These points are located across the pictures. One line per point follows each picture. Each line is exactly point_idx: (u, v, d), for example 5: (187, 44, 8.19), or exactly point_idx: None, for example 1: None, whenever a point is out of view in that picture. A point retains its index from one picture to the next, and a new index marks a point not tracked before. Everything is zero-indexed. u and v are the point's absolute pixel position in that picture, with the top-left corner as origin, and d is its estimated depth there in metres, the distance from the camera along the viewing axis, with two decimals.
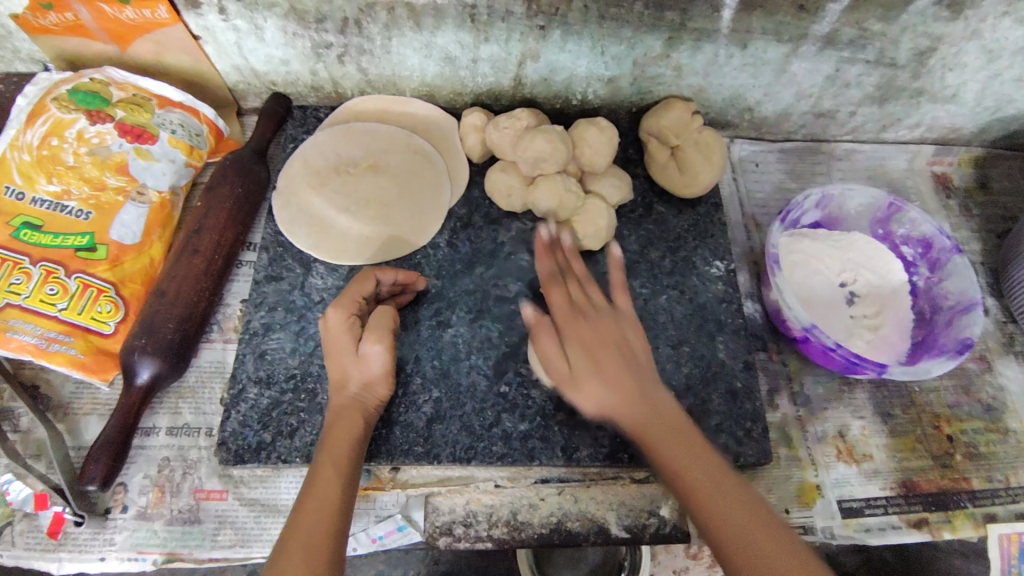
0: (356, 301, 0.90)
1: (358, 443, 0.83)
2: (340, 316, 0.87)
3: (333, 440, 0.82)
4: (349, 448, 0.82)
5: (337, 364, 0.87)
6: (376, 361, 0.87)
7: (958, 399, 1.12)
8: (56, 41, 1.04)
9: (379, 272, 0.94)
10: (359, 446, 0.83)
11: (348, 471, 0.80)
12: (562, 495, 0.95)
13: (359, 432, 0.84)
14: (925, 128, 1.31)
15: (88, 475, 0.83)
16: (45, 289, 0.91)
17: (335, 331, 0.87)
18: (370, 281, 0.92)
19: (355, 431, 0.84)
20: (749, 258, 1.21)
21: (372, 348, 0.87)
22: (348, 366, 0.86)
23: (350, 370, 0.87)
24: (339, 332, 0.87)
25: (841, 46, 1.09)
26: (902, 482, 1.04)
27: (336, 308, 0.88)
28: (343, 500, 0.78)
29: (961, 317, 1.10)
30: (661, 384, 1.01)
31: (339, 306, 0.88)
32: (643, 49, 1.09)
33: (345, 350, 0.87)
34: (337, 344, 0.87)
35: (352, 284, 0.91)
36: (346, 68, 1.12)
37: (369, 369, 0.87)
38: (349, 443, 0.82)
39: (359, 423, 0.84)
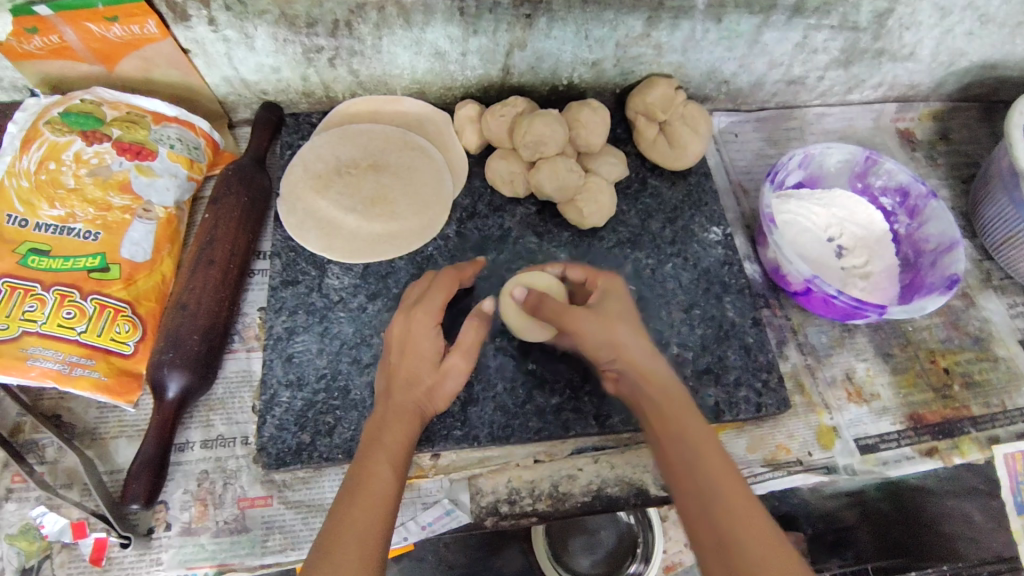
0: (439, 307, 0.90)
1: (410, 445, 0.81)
2: (427, 318, 0.88)
3: (389, 439, 0.80)
4: (402, 450, 0.80)
5: (410, 365, 0.85)
6: (455, 373, 0.89)
7: (949, 333, 1.20)
8: (41, 66, 1.02)
9: (458, 276, 0.97)
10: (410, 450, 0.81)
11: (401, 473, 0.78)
12: (598, 463, 0.98)
13: (412, 437, 0.82)
14: (887, 87, 1.39)
15: (132, 493, 0.82)
16: (62, 313, 0.90)
17: (419, 332, 0.87)
18: (452, 287, 0.94)
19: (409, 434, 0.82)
20: (742, 222, 1.26)
21: (456, 361, 0.88)
22: (425, 368, 0.86)
23: (425, 373, 0.86)
24: (426, 333, 0.87)
25: (808, 13, 1.16)
26: (910, 416, 1.11)
27: (428, 313, 0.88)
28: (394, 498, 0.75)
29: (944, 257, 1.17)
30: (679, 347, 1.05)
31: (428, 308, 0.89)
32: (624, 31, 1.13)
33: (424, 354, 0.86)
34: (418, 345, 0.87)
35: (437, 288, 0.92)
36: (337, 72, 1.13)
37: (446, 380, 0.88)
38: (403, 444, 0.80)
39: (414, 428, 0.83)
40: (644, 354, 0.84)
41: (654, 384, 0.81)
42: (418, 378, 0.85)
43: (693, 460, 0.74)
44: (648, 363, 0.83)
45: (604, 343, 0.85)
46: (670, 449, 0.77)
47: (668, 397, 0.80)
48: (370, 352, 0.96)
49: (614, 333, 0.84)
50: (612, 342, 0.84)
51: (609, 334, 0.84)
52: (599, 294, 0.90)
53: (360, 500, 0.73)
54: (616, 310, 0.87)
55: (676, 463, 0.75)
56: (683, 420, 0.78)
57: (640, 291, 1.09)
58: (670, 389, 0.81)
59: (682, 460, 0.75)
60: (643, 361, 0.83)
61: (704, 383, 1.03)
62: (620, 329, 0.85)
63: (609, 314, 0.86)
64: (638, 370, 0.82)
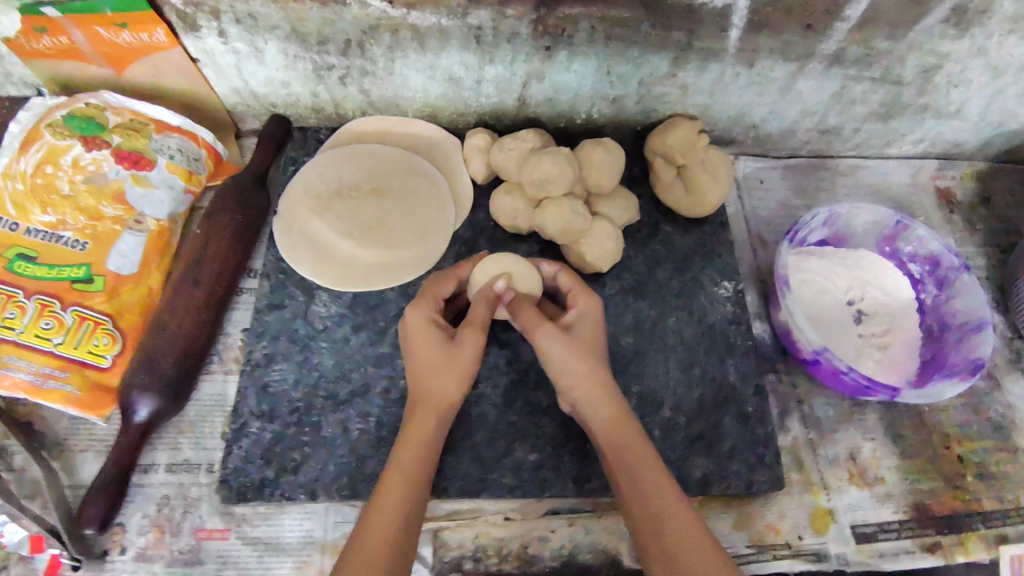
0: (434, 300, 0.88)
1: (429, 450, 0.79)
2: (422, 312, 0.85)
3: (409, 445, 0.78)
4: (416, 459, 0.77)
5: (421, 355, 0.83)
6: (470, 348, 0.82)
7: (968, 417, 1.12)
8: (50, 65, 1.01)
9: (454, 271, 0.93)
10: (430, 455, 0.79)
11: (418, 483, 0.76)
12: (572, 527, 0.95)
13: (430, 439, 0.79)
14: (929, 143, 1.30)
15: (87, 517, 0.82)
16: (40, 323, 0.89)
17: (417, 327, 0.84)
18: (449, 280, 0.91)
19: (427, 438, 0.79)
20: (756, 277, 1.20)
21: (466, 334, 0.82)
22: (437, 354, 0.82)
23: (439, 359, 0.82)
24: (425, 328, 0.84)
25: (848, 64, 1.08)
26: (915, 505, 1.04)
27: (421, 304, 0.86)
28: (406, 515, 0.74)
29: (971, 336, 1.09)
30: (672, 410, 1.00)
31: (420, 305, 0.86)
32: (649, 69, 1.07)
33: (433, 340, 0.83)
34: (423, 335, 0.83)
35: (432, 284, 0.90)
36: (348, 90, 1.09)
37: (465, 357, 0.82)
38: (420, 450, 0.78)
39: (430, 427, 0.80)
40: (598, 389, 0.84)
41: (606, 422, 0.84)
42: (434, 365, 0.82)
43: (649, 504, 0.78)
44: (600, 401, 0.84)
45: (567, 374, 0.85)
46: (626, 488, 0.80)
47: (625, 437, 0.83)
48: (347, 388, 0.94)
49: (576, 367, 0.84)
50: (573, 374, 0.85)
51: (572, 368, 0.84)
52: (575, 317, 0.89)
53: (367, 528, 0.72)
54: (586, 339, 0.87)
55: (633, 504, 0.80)
56: (637, 461, 0.81)
57: (638, 346, 1.04)
58: (625, 427, 0.83)
59: (637, 503, 0.79)
60: (596, 398, 0.84)
61: (694, 452, 0.98)
62: (585, 363, 0.84)
63: (577, 345, 0.86)
64: (590, 407, 0.84)
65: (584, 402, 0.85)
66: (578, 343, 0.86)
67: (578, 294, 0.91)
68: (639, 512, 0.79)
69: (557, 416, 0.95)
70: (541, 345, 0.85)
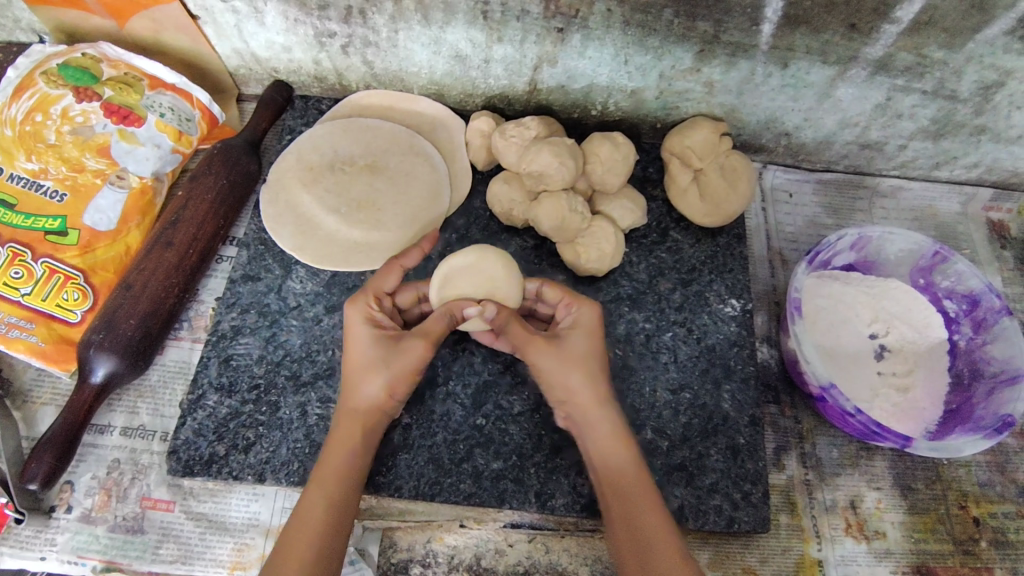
0: (377, 298, 0.84)
1: (356, 459, 0.77)
2: (360, 309, 0.82)
3: (331, 451, 0.77)
4: (341, 468, 0.76)
5: (354, 358, 0.80)
6: (412, 356, 0.79)
7: (991, 477, 1.00)
8: (55, 12, 1.00)
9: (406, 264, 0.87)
10: (357, 461, 0.77)
11: (338, 495, 0.74)
12: (532, 544, 0.88)
13: (357, 444, 0.78)
14: (984, 169, 1.17)
15: (29, 473, 0.79)
16: (11, 272, 0.89)
17: (354, 328, 0.81)
18: (393, 274, 0.85)
19: (353, 446, 0.78)
20: (769, 298, 1.10)
21: (409, 342, 0.78)
22: (370, 357, 0.79)
23: (374, 363, 0.79)
24: (362, 329, 0.81)
25: (895, 72, 0.97)
26: (916, 567, 0.93)
27: (358, 305, 0.82)
28: (327, 526, 0.72)
29: (1004, 388, 0.97)
30: (654, 432, 0.92)
31: (358, 300, 0.82)
32: (670, 61, 0.99)
33: (370, 345, 0.80)
34: (359, 337, 0.81)
35: (378, 279, 0.85)
36: (351, 60, 1.05)
37: (405, 363, 0.79)
38: (345, 459, 0.77)
39: (358, 435, 0.78)
40: (593, 403, 0.79)
41: (599, 437, 0.79)
42: (367, 367, 0.79)
43: (636, 523, 0.74)
44: (593, 417, 0.79)
45: (560, 387, 0.80)
46: (614, 507, 0.76)
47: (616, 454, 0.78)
48: (311, 370, 0.90)
49: (568, 381, 0.79)
50: (566, 388, 0.80)
51: (566, 377, 0.79)
52: (571, 323, 0.83)
53: (291, 537, 0.71)
54: (580, 351, 0.80)
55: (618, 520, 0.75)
56: (624, 483, 0.76)
57: (626, 359, 0.97)
58: (617, 445, 0.78)
59: (622, 521, 0.75)
60: (591, 414, 0.79)
61: (672, 481, 0.90)
62: (579, 374, 0.79)
63: (572, 355, 0.80)
64: (586, 423, 0.80)
65: (579, 419, 0.80)
66: (572, 354, 0.80)
67: (570, 303, 0.84)
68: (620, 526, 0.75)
69: (526, 424, 0.89)
70: (532, 357, 0.80)
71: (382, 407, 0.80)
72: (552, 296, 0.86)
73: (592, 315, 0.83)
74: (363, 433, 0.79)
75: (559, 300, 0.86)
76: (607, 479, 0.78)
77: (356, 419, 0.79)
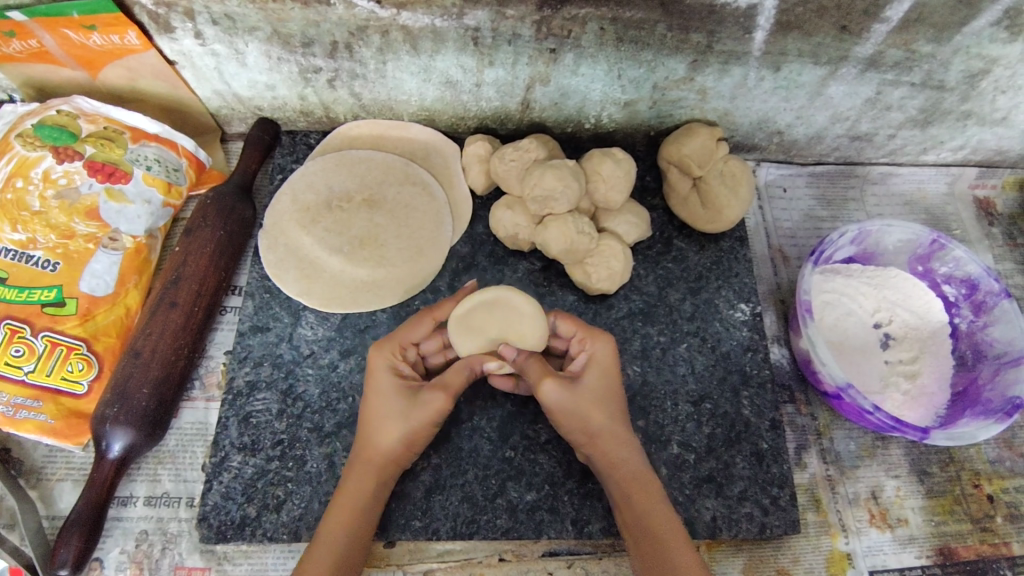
0: (402, 346, 0.84)
1: (363, 516, 0.77)
2: (384, 358, 0.82)
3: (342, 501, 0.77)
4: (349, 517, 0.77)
5: (373, 405, 0.80)
6: (434, 410, 0.79)
7: (1000, 453, 1.04)
8: (23, 68, 0.95)
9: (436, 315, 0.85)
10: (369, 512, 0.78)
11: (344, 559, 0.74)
12: (572, 569, 0.89)
13: (364, 502, 0.78)
14: (970, 150, 1.20)
15: (59, 558, 0.78)
16: (11, 350, 0.86)
17: (379, 375, 0.81)
18: (427, 322, 0.84)
19: (359, 503, 0.78)
20: (775, 297, 1.11)
21: (434, 395, 0.79)
22: (392, 406, 0.79)
23: (394, 413, 0.79)
24: (384, 377, 0.81)
25: (885, 68, 0.98)
26: (939, 550, 0.97)
27: (383, 352, 0.82)
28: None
29: (1009, 369, 1.00)
30: (679, 446, 0.93)
31: (384, 347, 0.82)
32: (664, 73, 0.98)
33: (391, 394, 0.80)
34: (382, 385, 0.81)
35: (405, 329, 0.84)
36: (338, 93, 1.01)
37: (423, 417, 0.78)
38: (352, 512, 0.77)
39: (370, 485, 0.78)
40: (616, 442, 0.81)
41: (624, 476, 0.80)
42: (386, 417, 0.79)
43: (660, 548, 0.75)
44: (616, 454, 0.80)
45: (578, 428, 0.80)
46: (641, 537, 0.77)
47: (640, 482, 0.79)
48: (333, 420, 0.89)
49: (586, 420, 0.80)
50: (586, 429, 0.80)
51: (584, 421, 0.80)
52: (585, 364, 0.83)
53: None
54: (595, 390, 0.81)
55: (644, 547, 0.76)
56: (653, 521, 0.77)
57: (645, 374, 0.97)
58: (643, 482, 0.79)
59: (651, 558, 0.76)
60: (616, 447, 0.81)
61: (703, 493, 0.92)
62: (599, 414, 0.80)
63: (587, 396, 0.80)
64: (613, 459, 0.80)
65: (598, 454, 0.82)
66: (583, 392, 0.80)
67: (583, 338, 0.84)
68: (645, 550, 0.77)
69: (554, 452, 0.89)
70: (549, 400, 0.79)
71: (397, 458, 0.79)
72: (565, 331, 0.86)
73: (606, 350, 0.84)
74: (373, 487, 0.78)
75: (572, 333, 0.85)
76: (629, 504, 0.79)
77: (367, 469, 0.79)
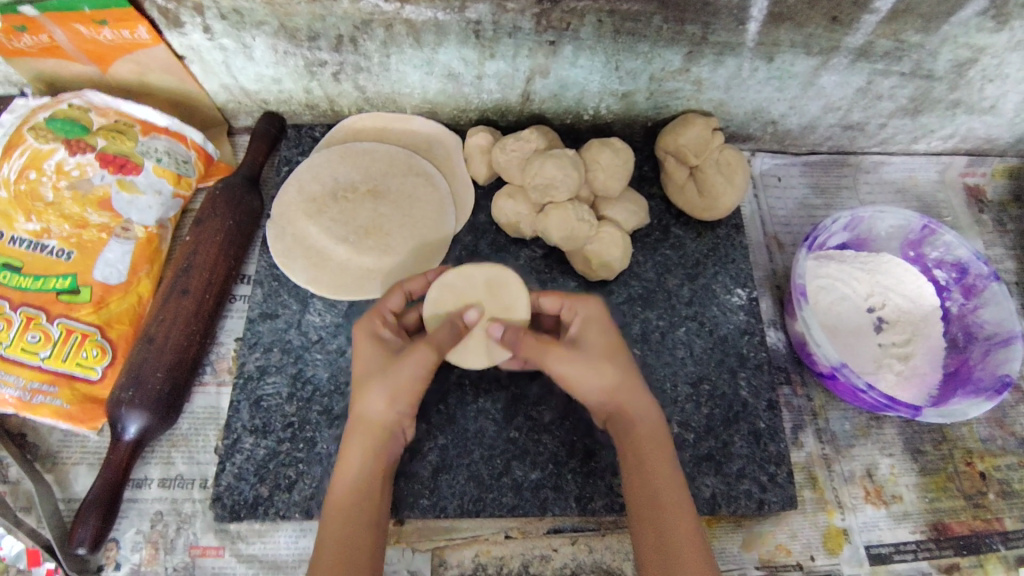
0: (383, 316, 0.86)
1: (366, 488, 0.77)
2: (368, 326, 0.84)
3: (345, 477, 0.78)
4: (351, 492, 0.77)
5: (360, 371, 0.82)
6: (415, 364, 0.79)
7: (992, 432, 1.07)
8: (34, 62, 0.98)
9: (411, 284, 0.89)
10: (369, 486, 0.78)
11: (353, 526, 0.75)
12: (576, 545, 0.92)
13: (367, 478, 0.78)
14: (959, 139, 1.23)
15: (78, 537, 0.81)
16: (27, 337, 0.89)
17: (363, 342, 0.83)
18: (398, 294, 0.87)
19: (355, 480, 0.78)
20: (771, 283, 1.14)
21: (413, 351, 0.79)
22: (374, 368, 0.81)
23: (377, 374, 0.80)
24: (368, 343, 0.83)
25: (875, 58, 1.01)
26: (933, 525, 1.00)
27: (365, 321, 0.85)
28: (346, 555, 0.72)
29: (999, 349, 1.03)
30: (679, 426, 0.96)
31: (369, 316, 0.85)
32: (660, 64, 1.01)
33: (376, 358, 0.82)
34: (366, 350, 0.83)
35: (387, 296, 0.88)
36: (343, 86, 1.04)
37: (403, 373, 0.79)
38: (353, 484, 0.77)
39: (361, 455, 0.78)
40: (636, 399, 0.82)
41: (642, 433, 0.81)
42: (370, 377, 0.81)
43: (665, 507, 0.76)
44: (643, 411, 0.82)
45: (595, 387, 0.82)
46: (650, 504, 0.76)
47: (659, 446, 0.80)
48: (342, 403, 0.91)
49: (603, 375, 0.82)
50: (605, 386, 0.82)
51: (598, 374, 0.81)
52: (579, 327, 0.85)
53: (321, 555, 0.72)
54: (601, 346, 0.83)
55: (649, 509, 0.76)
56: (667, 481, 0.78)
57: (645, 357, 1.00)
58: (660, 445, 0.80)
59: (652, 520, 0.76)
60: (634, 410, 0.82)
61: (702, 471, 0.94)
62: (610, 370, 0.82)
63: (597, 356, 0.82)
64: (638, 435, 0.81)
65: (619, 414, 0.83)
66: (593, 352, 0.82)
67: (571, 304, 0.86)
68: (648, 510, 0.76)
69: (558, 432, 0.91)
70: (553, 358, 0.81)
71: (384, 420, 0.80)
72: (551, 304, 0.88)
73: (596, 311, 0.86)
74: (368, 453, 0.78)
75: (558, 304, 0.87)
76: (645, 457, 0.79)
77: (362, 438, 0.79)
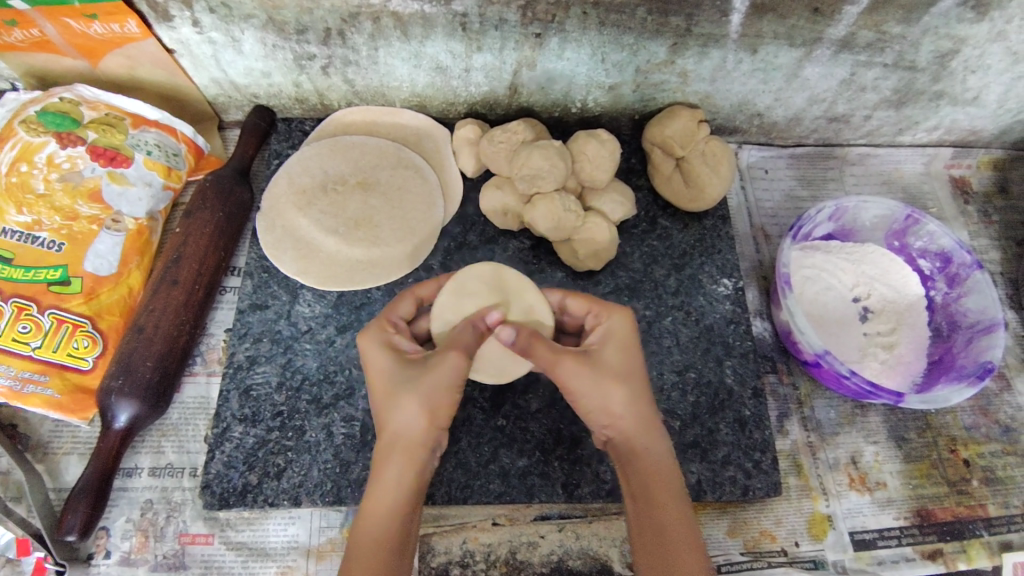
0: (391, 323, 0.84)
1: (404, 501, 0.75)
2: (376, 336, 0.82)
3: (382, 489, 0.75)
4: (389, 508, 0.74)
5: (379, 385, 0.79)
6: (445, 369, 0.76)
7: (976, 420, 1.08)
8: (25, 57, 0.99)
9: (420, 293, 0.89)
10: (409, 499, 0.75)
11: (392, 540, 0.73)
12: (563, 532, 0.93)
13: (405, 498, 0.75)
14: (944, 130, 1.24)
15: (68, 525, 0.82)
16: (17, 327, 0.89)
17: (376, 353, 0.80)
18: (408, 300, 0.87)
19: (397, 493, 0.75)
20: (757, 274, 1.15)
21: (443, 357, 0.77)
22: (397, 378, 0.78)
23: (405, 384, 0.77)
24: (379, 352, 0.80)
25: (857, 49, 1.02)
26: (917, 511, 1.01)
27: (370, 331, 0.82)
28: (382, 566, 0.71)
29: (981, 337, 1.04)
30: (665, 414, 0.97)
31: (375, 324, 0.83)
32: (646, 56, 1.02)
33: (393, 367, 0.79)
34: (382, 361, 0.80)
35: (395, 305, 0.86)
36: (331, 80, 1.05)
37: (434, 379, 0.76)
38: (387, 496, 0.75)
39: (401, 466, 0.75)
40: (642, 428, 0.80)
41: (647, 467, 0.79)
42: (396, 388, 0.77)
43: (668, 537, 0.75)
44: (648, 442, 0.80)
45: (601, 410, 0.80)
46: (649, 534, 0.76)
47: (663, 476, 0.78)
48: (331, 392, 0.92)
49: (610, 396, 0.79)
50: (609, 409, 0.79)
51: (608, 395, 0.79)
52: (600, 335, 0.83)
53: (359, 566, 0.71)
54: (614, 361, 0.81)
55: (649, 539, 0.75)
56: (671, 512, 0.76)
57: None
58: (665, 477, 0.78)
59: (653, 553, 0.75)
60: (637, 440, 0.79)
61: (688, 458, 0.95)
62: (621, 389, 0.79)
63: (609, 372, 0.80)
64: (633, 452, 0.79)
65: (621, 442, 0.81)
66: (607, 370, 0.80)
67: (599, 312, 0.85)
68: (647, 540, 0.76)
69: (545, 420, 0.92)
70: (563, 373, 0.79)
71: (424, 431, 0.76)
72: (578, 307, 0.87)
73: (622, 323, 0.83)
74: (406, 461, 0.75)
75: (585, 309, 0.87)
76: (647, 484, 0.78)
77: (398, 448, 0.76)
